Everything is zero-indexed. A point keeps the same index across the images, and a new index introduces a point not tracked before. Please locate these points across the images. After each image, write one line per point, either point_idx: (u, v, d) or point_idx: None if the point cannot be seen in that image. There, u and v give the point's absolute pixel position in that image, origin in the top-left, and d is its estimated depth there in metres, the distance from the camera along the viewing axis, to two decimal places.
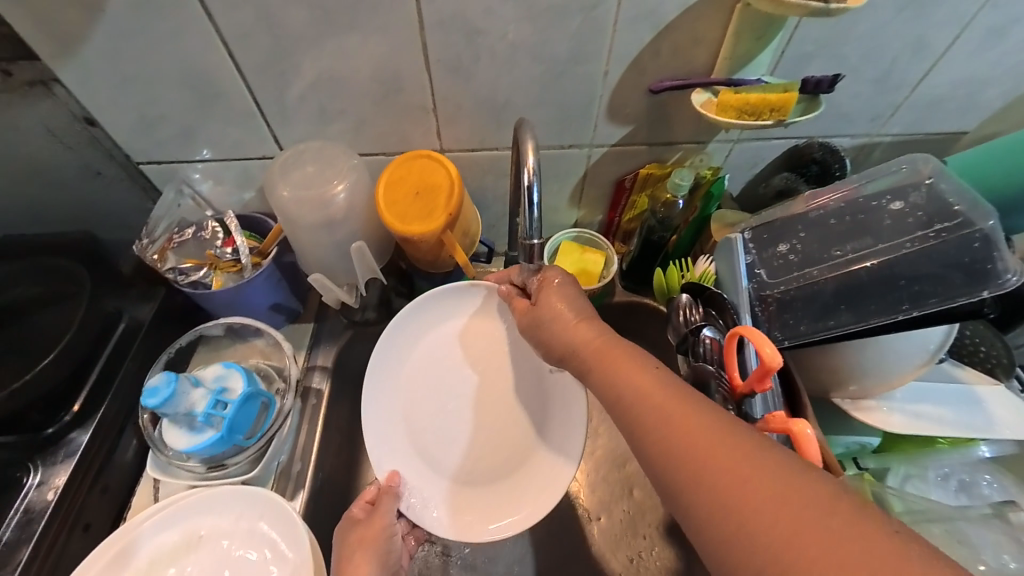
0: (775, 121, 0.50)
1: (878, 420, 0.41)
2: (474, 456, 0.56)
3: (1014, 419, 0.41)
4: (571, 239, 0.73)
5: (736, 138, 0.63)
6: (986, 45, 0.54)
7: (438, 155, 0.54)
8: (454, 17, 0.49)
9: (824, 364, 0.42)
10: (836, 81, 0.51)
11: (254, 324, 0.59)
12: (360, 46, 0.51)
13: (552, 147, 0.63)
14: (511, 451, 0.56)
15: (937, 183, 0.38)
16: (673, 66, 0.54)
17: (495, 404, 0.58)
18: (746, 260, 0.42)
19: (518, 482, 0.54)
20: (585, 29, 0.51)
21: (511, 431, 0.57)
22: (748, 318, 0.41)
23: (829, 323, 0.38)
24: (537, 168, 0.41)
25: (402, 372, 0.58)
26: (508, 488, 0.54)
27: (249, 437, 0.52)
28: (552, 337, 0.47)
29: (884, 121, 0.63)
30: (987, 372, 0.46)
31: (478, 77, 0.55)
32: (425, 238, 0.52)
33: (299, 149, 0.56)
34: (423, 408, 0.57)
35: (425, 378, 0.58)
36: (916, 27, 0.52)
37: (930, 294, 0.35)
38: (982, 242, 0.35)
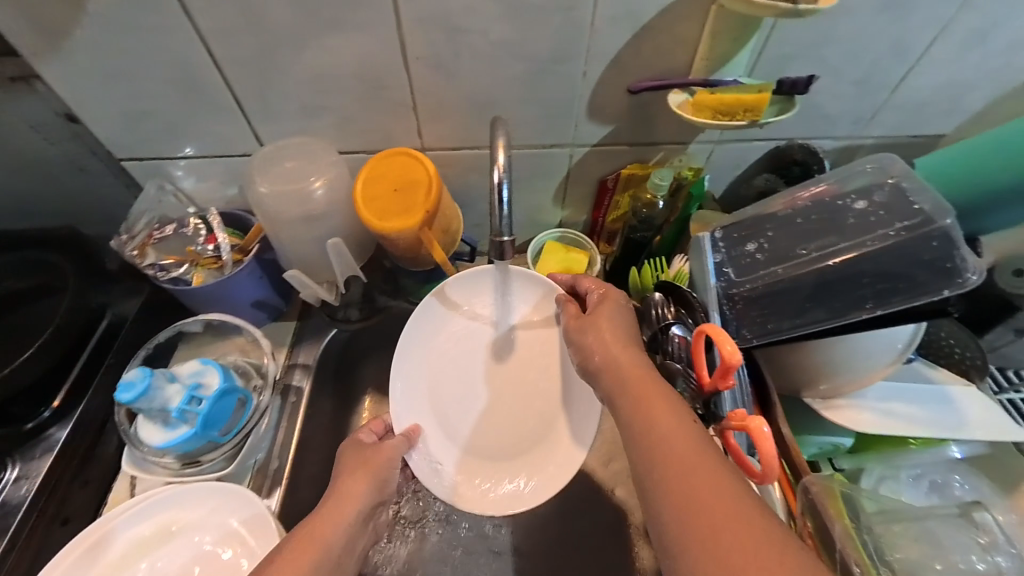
0: (748, 122, 0.50)
1: (847, 419, 0.41)
2: (488, 438, 0.55)
3: (986, 421, 0.41)
4: (556, 239, 0.73)
5: (717, 139, 0.63)
6: (966, 48, 0.54)
7: (417, 152, 0.53)
8: (433, 13, 0.48)
9: (793, 363, 0.42)
10: (811, 81, 0.50)
11: (234, 321, 0.59)
12: (338, 42, 0.51)
13: (535, 146, 0.63)
14: (528, 436, 0.55)
15: (899, 182, 0.38)
16: (652, 67, 0.54)
17: (516, 389, 0.55)
18: (715, 259, 0.41)
19: (528, 467, 0.54)
20: (565, 28, 0.50)
21: (530, 418, 0.55)
22: (717, 317, 0.40)
23: (794, 322, 0.38)
24: (507, 165, 0.41)
25: (429, 345, 0.55)
26: (519, 472, 0.54)
27: (224, 433, 0.52)
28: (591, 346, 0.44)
29: (866, 123, 0.63)
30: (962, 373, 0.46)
31: (459, 75, 0.54)
32: (402, 234, 0.52)
33: (278, 145, 0.55)
34: (442, 390, 0.55)
35: (447, 357, 0.56)
36: (897, 29, 0.52)
37: (892, 293, 0.35)
38: (940, 241, 0.34)
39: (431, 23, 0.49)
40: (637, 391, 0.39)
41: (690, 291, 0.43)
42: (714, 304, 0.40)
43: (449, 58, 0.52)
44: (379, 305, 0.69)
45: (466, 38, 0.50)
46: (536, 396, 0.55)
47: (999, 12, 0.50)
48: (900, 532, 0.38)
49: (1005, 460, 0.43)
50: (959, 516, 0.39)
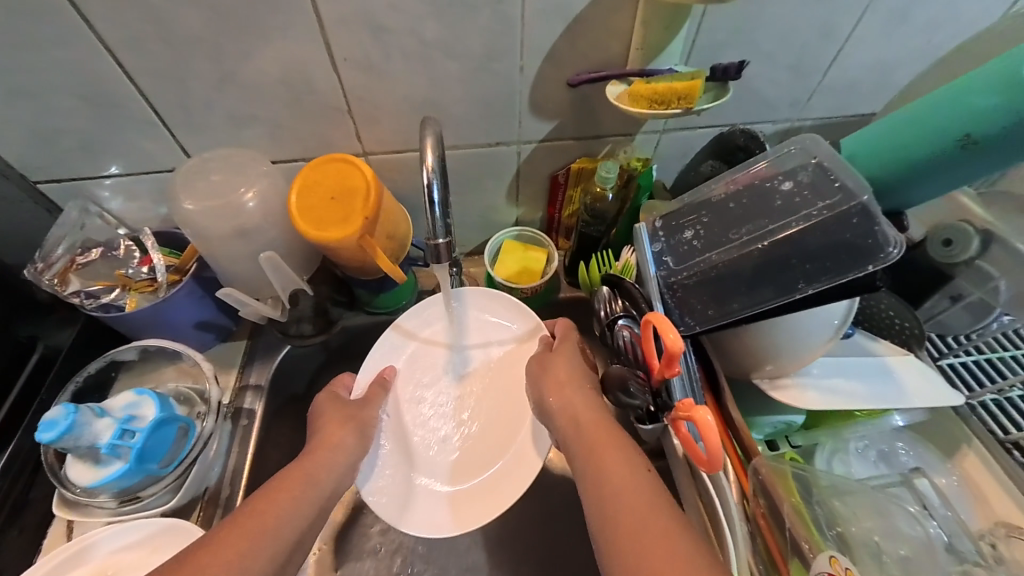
0: (682, 110, 0.50)
1: (794, 398, 0.41)
2: (456, 453, 0.54)
3: (924, 389, 0.41)
4: (513, 238, 0.71)
5: (662, 128, 0.63)
6: (889, 28, 0.56)
7: (353, 158, 0.51)
8: (356, 13, 0.46)
9: (740, 346, 0.42)
10: (742, 67, 0.50)
11: (171, 345, 0.56)
12: (259, 48, 0.48)
13: (481, 145, 0.61)
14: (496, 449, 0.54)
15: (823, 160, 0.38)
16: (590, 58, 0.53)
17: (485, 402, 0.56)
18: (654, 249, 0.41)
19: (496, 478, 0.53)
20: (496, 22, 0.49)
21: (498, 428, 0.55)
22: (660, 307, 0.40)
23: (732, 307, 0.37)
24: (436, 166, 0.40)
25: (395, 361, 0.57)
26: (486, 484, 0.52)
27: (164, 465, 0.49)
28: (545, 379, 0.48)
29: (804, 106, 0.64)
30: (902, 344, 0.47)
31: (392, 76, 0.52)
32: (343, 243, 0.49)
33: (206, 158, 0.53)
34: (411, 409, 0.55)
35: (418, 372, 0.57)
36: (822, 12, 0.53)
37: (821, 272, 0.35)
38: (860, 217, 0.34)
39: (355, 23, 0.47)
40: (587, 432, 0.41)
41: (634, 283, 0.43)
42: (659, 296, 0.40)
43: (379, 59, 0.50)
44: (334, 317, 0.67)
45: (394, 37, 0.48)
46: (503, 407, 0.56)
47: None
48: (854, 503, 0.37)
49: (942, 424, 0.45)
50: (898, 484, 0.41)
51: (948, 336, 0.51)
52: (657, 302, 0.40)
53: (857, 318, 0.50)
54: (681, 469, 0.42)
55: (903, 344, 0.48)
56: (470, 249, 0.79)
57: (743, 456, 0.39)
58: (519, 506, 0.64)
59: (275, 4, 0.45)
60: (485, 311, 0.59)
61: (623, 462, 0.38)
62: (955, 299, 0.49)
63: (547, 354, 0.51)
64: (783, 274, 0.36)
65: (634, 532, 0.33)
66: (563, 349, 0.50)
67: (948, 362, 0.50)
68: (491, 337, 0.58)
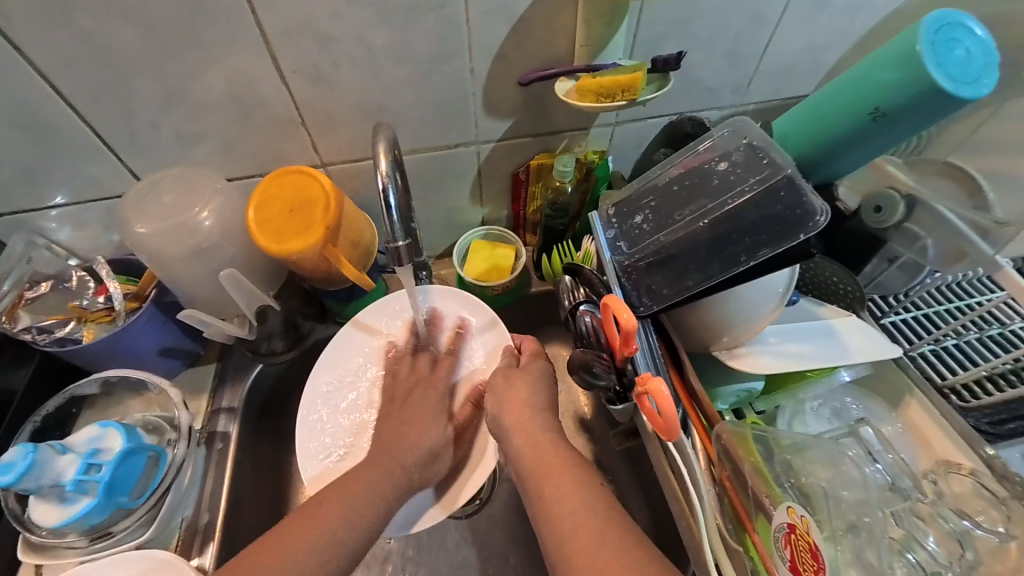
0: (628, 102, 0.52)
1: (749, 364, 0.43)
2: None
3: (862, 345, 0.45)
4: (480, 238, 0.72)
5: (614, 121, 0.65)
6: (813, 14, 0.59)
7: (311, 169, 0.51)
8: (300, 25, 0.46)
9: (697, 322, 0.44)
10: (681, 58, 0.52)
11: (135, 374, 0.55)
12: (202, 65, 0.47)
13: (439, 148, 0.62)
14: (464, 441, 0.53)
15: (753, 139, 0.40)
16: (538, 57, 0.55)
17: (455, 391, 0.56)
18: (608, 236, 0.43)
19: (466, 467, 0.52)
20: (441, 27, 0.49)
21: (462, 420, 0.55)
22: (618, 289, 0.42)
23: (684, 284, 0.39)
24: (390, 172, 0.41)
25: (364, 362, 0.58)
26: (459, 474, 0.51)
27: (136, 497, 0.48)
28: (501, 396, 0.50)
29: (745, 91, 0.67)
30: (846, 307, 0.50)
31: (342, 86, 0.52)
32: (305, 255, 0.49)
33: (157, 179, 0.52)
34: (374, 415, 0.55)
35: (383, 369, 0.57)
36: (751, 2, 0.56)
37: (759, 244, 0.37)
38: (788, 190, 0.37)
39: (300, 34, 0.47)
40: (542, 458, 0.44)
41: (594, 268, 0.45)
42: (614, 277, 0.42)
43: (328, 69, 0.50)
44: (304, 331, 0.66)
45: (341, 46, 0.48)
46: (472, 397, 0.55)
47: None
48: (811, 456, 0.40)
49: (884, 375, 0.48)
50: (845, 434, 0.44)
51: (889, 296, 0.55)
52: (615, 284, 0.42)
53: (808, 287, 0.53)
54: (652, 443, 0.44)
55: (848, 307, 0.51)
56: (439, 252, 0.79)
57: (705, 420, 0.42)
58: (505, 500, 0.65)
59: (215, 19, 0.44)
60: (446, 305, 0.60)
61: (574, 485, 0.41)
62: (891, 261, 0.53)
63: (505, 376, 0.52)
64: (726, 250, 0.38)
65: (581, 552, 0.37)
66: (525, 372, 0.52)
67: (891, 319, 0.54)
68: (454, 328, 0.59)
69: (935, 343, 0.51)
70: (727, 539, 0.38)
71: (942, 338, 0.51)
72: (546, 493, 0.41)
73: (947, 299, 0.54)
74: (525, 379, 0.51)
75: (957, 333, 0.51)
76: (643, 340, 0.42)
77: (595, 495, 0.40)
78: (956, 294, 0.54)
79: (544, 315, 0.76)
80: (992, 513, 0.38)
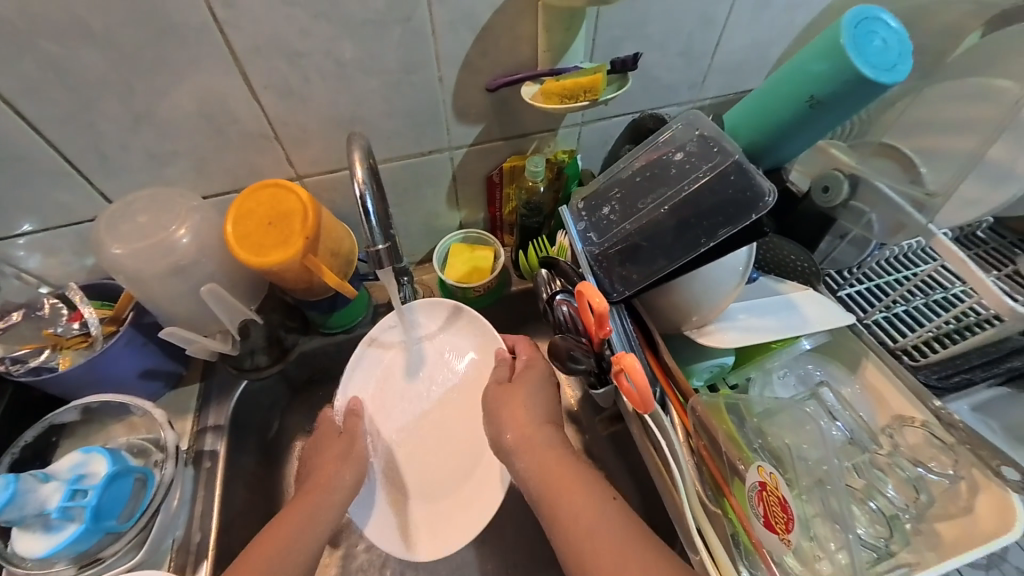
0: (590, 102, 0.55)
1: (717, 340, 0.46)
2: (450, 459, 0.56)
3: (816, 316, 0.49)
4: (459, 241, 0.74)
5: (580, 121, 0.68)
6: (757, 13, 0.64)
7: (288, 182, 0.52)
8: (268, 42, 0.47)
9: (668, 303, 0.47)
10: (638, 58, 0.56)
11: (116, 399, 0.54)
12: (172, 84, 0.48)
13: (413, 155, 0.63)
14: (465, 457, 0.56)
15: (704, 129, 0.43)
16: (503, 64, 0.57)
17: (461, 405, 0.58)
18: (579, 229, 0.46)
19: (474, 489, 0.54)
20: (408, 38, 0.51)
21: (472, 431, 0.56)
22: (591, 278, 0.44)
23: (651, 269, 0.42)
24: (366, 178, 0.43)
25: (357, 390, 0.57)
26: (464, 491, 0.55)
27: (124, 520, 0.47)
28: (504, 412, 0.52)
29: (701, 87, 0.71)
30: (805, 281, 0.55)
31: (314, 99, 0.53)
32: (286, 266, 0.50)
33: (130, 200, 0.52)
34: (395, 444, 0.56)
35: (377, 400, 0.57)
36: (699, 4, 0.60)
37: (716, 226, 0.40)
38: (739, 174, 0.40)
39: (269, 51, 0.48)
40: (553, 468, 0.46)
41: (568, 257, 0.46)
42: (587, 265, 0.44)
43: (299, 83, 0.51)
44: (289, 344, 0.67)
45: (311, 61, 0.50)
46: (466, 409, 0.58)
47: None
48: (779, 419, 0.44)
49: (842, 341, 0.53)
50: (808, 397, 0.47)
51: (848, 270, 0.60)
52: (588, 272, 0.44)
53: (770, 266, 0.57)
54: (633, 423, 0.46)
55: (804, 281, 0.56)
56: (420, 258, 0.81)
57: (678, 392, 0.45)
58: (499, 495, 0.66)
59: (183, 40, 0.45)
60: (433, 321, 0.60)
61: (586, 492, 0.44)
62: (842, 238, 0.58)
63: (506, 388, 0.53)
64: (688, 234, 0.41)
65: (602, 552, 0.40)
66: (523, 381, 0.53)
67: (847, 292, 0.58)
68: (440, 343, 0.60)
69: (887, 310, 0.55)
70: (706, 503, 0.41)
71: (895, 305, 0.56)
72: (561, 504, 0.44)
73: (901, 268, 0.58)
74: (526, 389, 0.52)
75: (903, 299, 0.55)
76: (619, 323, 0.44)
77: (606, 500, 0.44)
78: (909, 263, 0.58)
79: (526, 312, 0.78)
80: (944, 458, 0.42)
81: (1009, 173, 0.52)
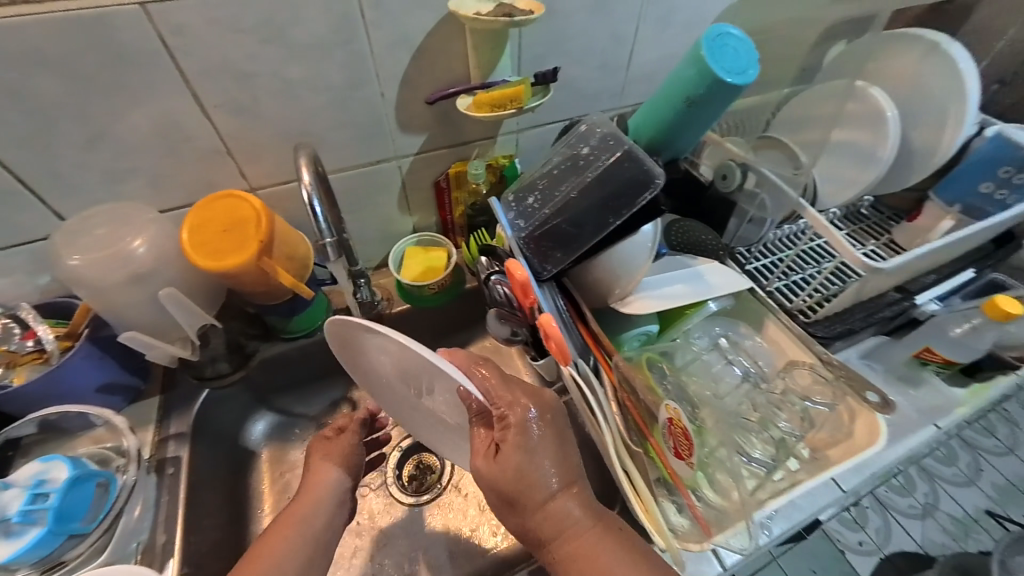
0: (516, 109, 0.61)
1: (639, 307, 0.53)
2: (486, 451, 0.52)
3: (719, 282, 0.57)
4: (413, 244, 0.79)
5: (516, 129, 0.75)
6: (661, 31, 0.74)
7: (242, 192, 0.56)
8: (218, 65, 0.51)
9: (593, 279, 0.54)
10: (557, 72, 0.64)
11: (75, 410, 0.55)
12: (125, 105, 0.51)
13: (363, 165, 0.68)
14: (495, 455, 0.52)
15: (605, 125, 0.51)
16: (440, 80, 0.63)
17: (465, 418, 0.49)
18: (508, 218, 0.52)
19: None
20: (350, 59, 0.56)
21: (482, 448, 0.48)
22: (522, 259, 0.51)
23: (572, 248, 0.49)
24: (312, 182, 0.47)
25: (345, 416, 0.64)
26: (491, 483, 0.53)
27: (89, 522, 0.50)
28: (501, 495, 0.43)
29: (622, 96, 0.81)
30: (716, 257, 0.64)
31: (264, 115, 0.57)
32: (242, 270, 0.53)
33: (85, 215, 0.54)
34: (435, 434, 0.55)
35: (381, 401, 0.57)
36: (609, 24, 0.69)
37: (619, 206, 0.47)
38: (633, 160, 0.47)
39: (218, 73, 0.52)
40: (559, 545, 0.42)
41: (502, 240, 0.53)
42: (518, 247, 0.51)
43: (249, 101, 0.55)
44: (250, 350, 0.70)
45: (259, 81, 0.54)
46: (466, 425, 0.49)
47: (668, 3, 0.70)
48: (687, 377, 0.55)
49: (750, 306, 0.61)
50: (713, 350, 0.59)
51: (749, 247, 0.69)
52: (518, 252, 0.50)
53: (686, 246, 0.65)
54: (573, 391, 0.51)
55: (714, 258, 0.66)
56: (377, 263, 0.85)
57: (603, 352, 0.51)
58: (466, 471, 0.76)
59: (134, 64, 0.49)
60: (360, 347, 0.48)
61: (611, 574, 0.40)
62: (745, 219, 0.66)
63: (491, 458, 0.43)
64: (598, 215, 0.48)
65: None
66: (512, 454, 0.42)
67: (752, 266, 0.68)
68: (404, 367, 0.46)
69: (784, 278, 0.65)
70: (630, 444, 0.48)
71: (789, 275, 0.66)
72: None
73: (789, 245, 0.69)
74: (521, 460, 0.42)
75: (795, 269, 0.66)
76: (548, 297, 0.51)
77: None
78: (793, 240, 0.69)
79: (481, 307, 0.84)
80: (827, 392, 0.52)
81: (871, 157, 0.70)
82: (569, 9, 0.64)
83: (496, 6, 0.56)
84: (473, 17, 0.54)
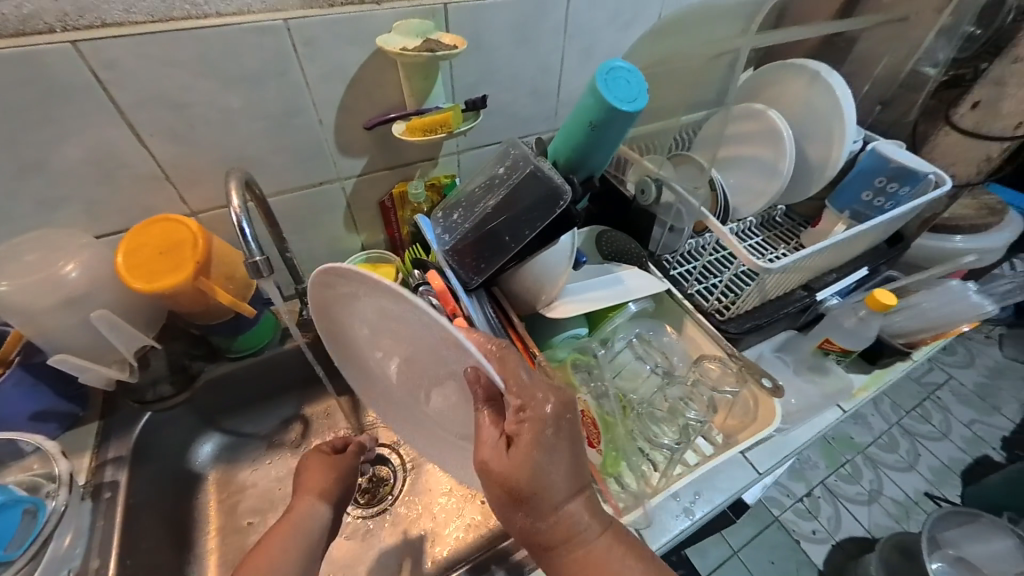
0: (446, 133, 0.66)
1: (563, 312, 0.58)
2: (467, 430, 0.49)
3: (635, 284, 0.63)
4: (362, 261, 0.82)
5: (456, 150, 0.80)
6: (585, 61, 0.81)
7: (179, 215, 0.58)
8: (152, 98, 0.54)
9: (521, 286, 0.58)
10: (485, 99, 0.69)
11: (4, 438, 0.54)
12: (57, 136, 0.53)
13: (306, 187, 0.71)
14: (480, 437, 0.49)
15: (518, 146, 0.56)
16: (376, 107, 0.68)
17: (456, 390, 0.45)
18: (435, 233, 0.57)
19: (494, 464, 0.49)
20: (285, 90, 0.60)
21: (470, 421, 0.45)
22: (449, 270, 0.55)
23: (492, 257, 0.54)
24: (242, 207, 0.48)
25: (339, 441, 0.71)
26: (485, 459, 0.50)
27: (13, 549, 0.49)
28: (507, 494, 0.39)
29: (555, 119, 0.87)
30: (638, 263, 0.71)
31: (202, 142, 0.60)
32: (179, 289, 0.55)
33: (16, 242, 0.54)
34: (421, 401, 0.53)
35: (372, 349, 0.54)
36: (535, 55, 0.76)
37: (532, 218, 0.52)
38: (542, 175, 0.52)
39: (153, 105, 0.55)
40: (563, 549, 0.40)
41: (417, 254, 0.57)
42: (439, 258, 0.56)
43: (185, 130, 0.58)
44: (194, 371, 0.71)
45: (195, 111, 0.57)
46: (464, 399, 0.46)
47: (588, 37, 0.78)
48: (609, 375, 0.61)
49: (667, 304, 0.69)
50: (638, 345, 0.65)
51: (674, 254, 0.75)
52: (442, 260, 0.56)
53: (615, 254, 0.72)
54: None
55: (638, 263, 0.72)
56: None
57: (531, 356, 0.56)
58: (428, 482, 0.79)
59: (65, 97, 0.51)
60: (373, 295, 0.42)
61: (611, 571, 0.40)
62: (666, 227, 0.72)
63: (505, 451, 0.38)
64: (514, 226, 0.53)
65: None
66: (527, 456, 0.38)
67: (676, 271, 0.74)
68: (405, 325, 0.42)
69: (702, 282, 0.71)
70: None
71: (707, 279, 0.72)
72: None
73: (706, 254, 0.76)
74: (533, 460, 0.38)
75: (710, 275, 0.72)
76: (474, 305, 0.55)
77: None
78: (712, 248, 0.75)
79: None
80: (734, 380, 0.60)
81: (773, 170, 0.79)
82: (495, 43, 0.70)
83: (421, 41, 0.61)
84: (398, 52, 0.59)
